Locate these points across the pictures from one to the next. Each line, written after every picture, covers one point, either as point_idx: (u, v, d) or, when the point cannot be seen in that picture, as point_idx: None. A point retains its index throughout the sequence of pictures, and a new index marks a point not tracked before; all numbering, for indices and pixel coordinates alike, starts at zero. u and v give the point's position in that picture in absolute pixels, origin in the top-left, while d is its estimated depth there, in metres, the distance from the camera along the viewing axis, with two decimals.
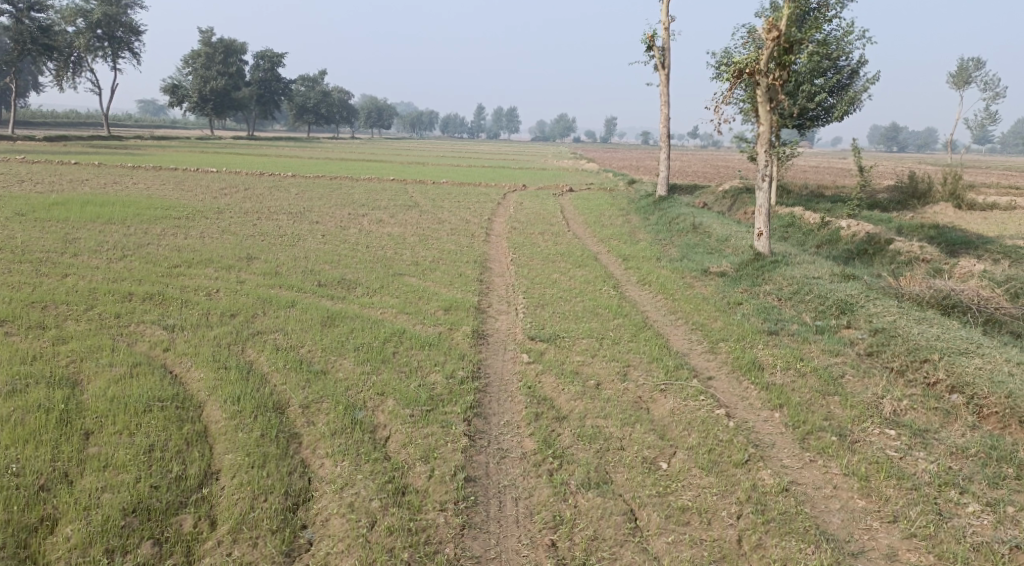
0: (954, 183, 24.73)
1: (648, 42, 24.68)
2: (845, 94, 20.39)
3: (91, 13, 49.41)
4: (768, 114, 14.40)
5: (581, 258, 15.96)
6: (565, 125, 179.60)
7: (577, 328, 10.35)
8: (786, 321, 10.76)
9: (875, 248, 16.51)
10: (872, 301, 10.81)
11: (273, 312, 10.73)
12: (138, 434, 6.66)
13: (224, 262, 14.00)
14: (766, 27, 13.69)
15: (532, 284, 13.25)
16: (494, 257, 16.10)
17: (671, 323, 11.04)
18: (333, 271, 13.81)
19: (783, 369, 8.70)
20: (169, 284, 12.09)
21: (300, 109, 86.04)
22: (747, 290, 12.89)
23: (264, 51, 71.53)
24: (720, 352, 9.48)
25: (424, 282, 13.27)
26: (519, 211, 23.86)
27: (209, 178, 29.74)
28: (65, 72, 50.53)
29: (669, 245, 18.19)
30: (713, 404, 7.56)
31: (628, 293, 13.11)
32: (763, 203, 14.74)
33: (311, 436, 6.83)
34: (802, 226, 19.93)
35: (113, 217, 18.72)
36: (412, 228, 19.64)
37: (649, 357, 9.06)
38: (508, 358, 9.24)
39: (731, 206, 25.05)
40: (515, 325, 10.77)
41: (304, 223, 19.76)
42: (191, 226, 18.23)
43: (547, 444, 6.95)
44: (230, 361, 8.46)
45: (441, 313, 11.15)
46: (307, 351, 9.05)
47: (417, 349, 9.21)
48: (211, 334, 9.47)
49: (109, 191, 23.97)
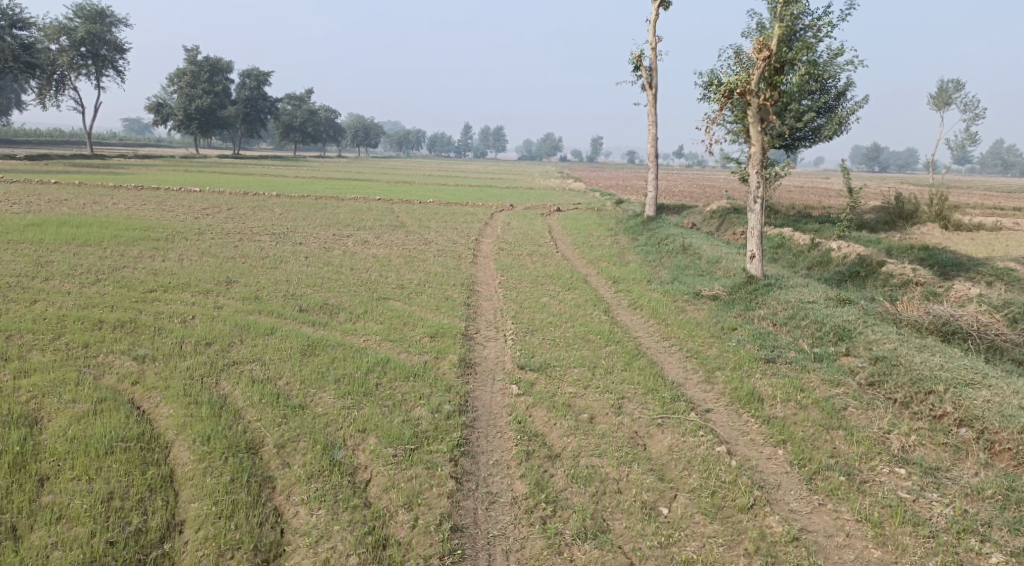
0: (941, 203, 24.66)
1: (636, 61, 24.53)
2: (833, 115, 20.30)
3: (75, 31, 48.92)
4: (760, 135, 14.17)
5: (570, 280, 15.61)
6: (551, 143, 180.26)
7: (568, 356, 9.96)
8: (783, 348, 10.42)
9: (868, 270, 16.28)
10: (871, 327, 10.49)
11: (251, 339, 10.26)
12: (98, 480, 6.26)
13: (202, 286, 13.51)
14: (757, 47, 13.47)
15: (520, 309, 12.87)
16: (481, 280, 15.72)
17: (665, 350, 10.68)
18: (315, 295, 13.36)
19: (784, 400, 8.35)
20: (143, 310, 11.60)
21: (286, 127, 85.67)
22: (741, 314, 12.56)
23: (250, 69, 71.20)
24: (717, 382, 9.12)
25: (408, 306, 12.85)
26: (506, 231, 23.52)
27: (192, 197, 29.22)
28: (47, 90, 49.92)
29: (659, 267, 17.88)
30: (714, 440, 7.20)
31: (619, 318, 12.75)
32: (755, 225, 14.46)
33: (286, 481, 6.43)
34: (792, 247, 19.71)
35: (89, 238, 18.20)
36: (398, 249, 19.23)
37: (644, 388, 8.68)
38: (497, 389, 8.82)
39: (720, 226, 24.83)
40: (504, 352, 10.36)
41: (287, 244, 19.32)
42: (170, 248, 17.74)
43: (540, 487, 6.57)
44: (203, 394, 8.01)
45: (426, 340, 10.72)
46: (285, 383, 8.58)
47: (401, 380, 8.77)
48: (183, 365, 9.01)
49: (87, 211, 23.42)
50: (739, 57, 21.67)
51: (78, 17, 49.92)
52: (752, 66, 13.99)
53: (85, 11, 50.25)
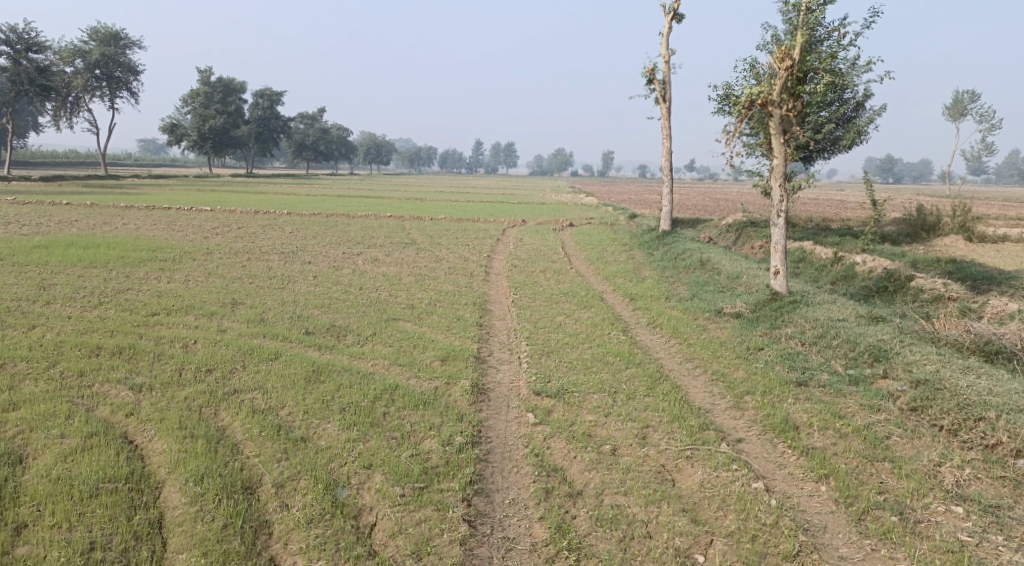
0: (964, 215, 24.02)
1: (649, 74, 24.09)
2: (851, 125, 19.78)
3: (89, 53, 49.21)
4: (782, 146, 13.55)
5: (586, 298, 15.07)
6: (562, 159, 180.21)
7: (587, 380, 9.40)
8: (815, 370, 9.86)
9: (896, 285, 15.65)
10: (909, 348, 9.91)
11: (253, 366, 9.78)
12: (79, 528, 5.81)
13: (206, 308, 13.07)
14: (779, 55, 12.93)
15: (535, 329, 12.34)
16: (494, 298, 15.20)
17: (688, 374, 10.10)
18: (322, 316, 12.90)
19: (821, 428, 7.79)
20: (143, 335, 11.15)
21: (299, 146, 85.94)
22: (767, 334, 11.98)
23: (263, 89, 71.45)
24: (747, 409, 8.54)
25: (419, 328, 12.35)
26: (519, 248, 23.04)
27: (202, 217, 28.96)
28: (62, 112, 50.16)
29: (677, 283, 17.31)
30: (749, 475, 6.65)
31: (639, 338, 12.18)
32: (778, 240, 13.89)
33: (284, 526, 5.96)
34: (814, 262, 19.10)
35: (96, 260, 17.85)
36: (409, 268, 18.78)
37: (669, 416, 8.11)
38: (512, 418, 8.26)
39: (737, 240, 24.24)
40: (519, 377, 9.80)
41: (296, 263, 18.91)
42: (177, 269, 17.36)
43: (562, 531, 6.02)
44: (200, 428, 7.52)
45: (438, 364, 10.19)
46: (287, 414, 8.06)
47: (410, 409, 8.25)
48: (181, 394, 8.52)
49: (95, 232, 23.17)
50: (755, 68, 21.18)
51: (92, 40, 50.30)
52: (773, 75, 13.46)
53: (100, 34, 50.66)
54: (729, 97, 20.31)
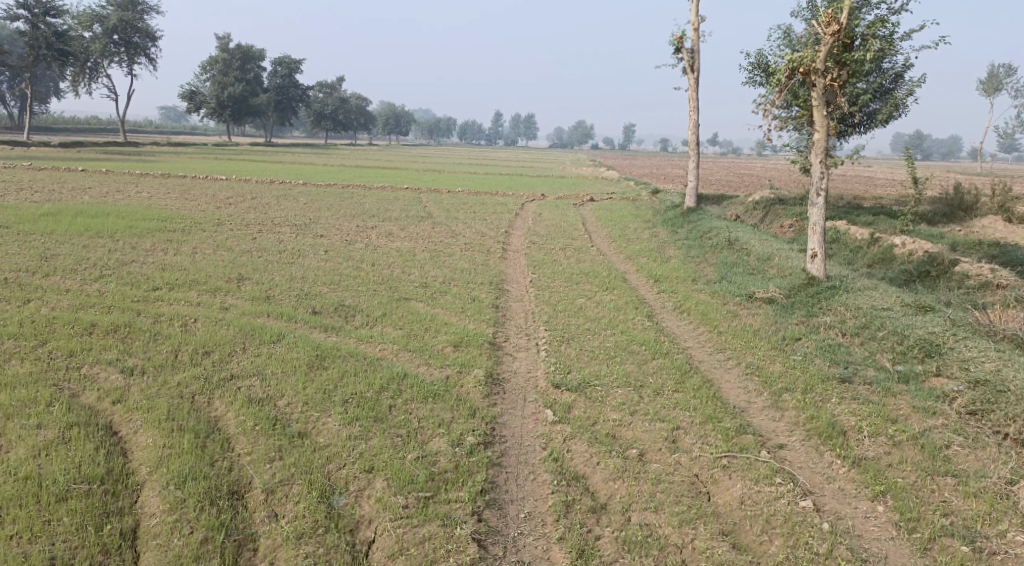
0: (1004, 195, 22.65)
1: (677, 43, 23.03)
2: (889, 97, 18.73)
3: (108, 18, 48.50)
4: (825, 119, 12.62)
5: (609, 279, 14.27)
6: (583, 131, 178.04)
7: (610, 372, 8.66)
8: (860, 366, 9.12)
9: (939, 270, 14.75)
10: (963, 343, 9.12)
11: (254, 349, 9.14)
12: (42, 540, 5.32)
13: (210, 284, 12.45)
14: (826, 19, 11.96)
15: (555, 312, 11.62)
16: (512, 277, 14.47)
17: (720, 366, 9.34)
18: (330, 294, 12.25)
19: (872, 434, 7.10)
20: (141, 312, 10.54)
21: (318, 115, 85.08)
22: (803, 323, 11.17)
23: (281, 57, 70.48)
24: (787, 411, 7.81)
25: (431, 309, 11.66)
26: (538, 223, 22.25)
27: (216, 186, 28.38)
28: (81, 77, 49.75)
29: (704, 264, 16.45)
30: (796, 491, 6.02)
31: (665, 324, 11.41)
32: (817, 220, 13.04)
33: (271, 541, 5.45)
34: (848, 243, 18.19)
35: (103, 229, 17.30)
36: (423, 243, 18.05)
37: (701, 417, 7.38)
38: (529, 414, 7.57)
39: (765, 218, 23.29)
40: (537, 366, 9.08)
41: (307, 236, 18.26)
42: (185, 240, 16.75)
43: (584, 557, 5.43)
44: (189, 419, 6.91)
45: (449, 350, 9.50)
46: (285, 404, 7.40)
47: (418, 402, 7.57)
48: (173, 379, 7.89)
49: (107, 200, 22.63)
50: (791, 37, 20.09)
51: (111, 4, 49.60)
52: (818, 41, 12.50)
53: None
54: (763, 67, 19.23)
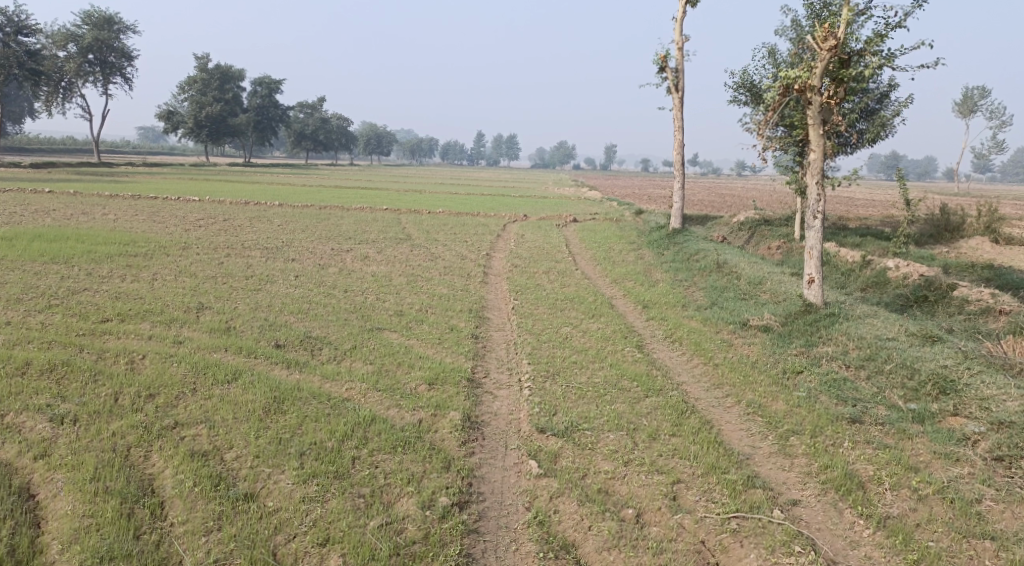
0: (990, 215, 22.16)
1: (661, 62, 22.53)
2: (875, 117, 18.25)
3: (83, 38, 47.47)
4: (821, 138, 12.01)
5: (595, 305, 13.50)
6: (564, 151, 178.59)
7: (600, 414, 7.82)
8: (870, 404, 8.43)
9: (937, 294, 14.13)
10: (980, 378, 8.44)
11: (205, 390, 8.20)
12: None
13: (167, 314, 11.52)
14: (823, 34, 11.40)
15: (539, 343, 10.82)
16: (493, 304, 13.69)
17: (719, 406, 8.55)
18: (297, 325, 11.36)
19: (893, 487, 6.38)
20: (84, 348, 9.60)
21: (298, 136, 84.16)
22: (803, 354, 10.44)
23: (261, 77, 69.66)
24: (797, 458, 7.05)
25: (405, 340, 10.81)
26: (520, 245, 21.54)
27: (189, 207, 27.40)
28: (55, 97, 48.59)
29: (693, 288, 15.73)
30: (819, 563, 5.53)
31: (656, 356, 10.62)
32: (814, 244, 12.36)
33: None
34: (839, 265, 17.58)
35: (60, 254, 16.32)
36: (400, 267, 17.22)
37: (703, 467, 6.62)
38: (510, 466, 6.75)
39: (750, 239, 22.69)
40: (519, 407, 8.24)
41: (278, 261, 17.36)
42: (146, 266, 15.81)
43: None
44: (117, 480, 6.08)
45: (423, 390, 8.62)
46: (233, 458, 6.53)
47: (386, 454, 6.72)
48: (108, 427, 6.96)
49: (70, 223, 21.60)
50: (777, 55, 19.64)
51: (86, 23, 48.52)
52: (813, 58, 11.94)
53: (93, 18, 48.92)
54: (749, 87, 18.69)
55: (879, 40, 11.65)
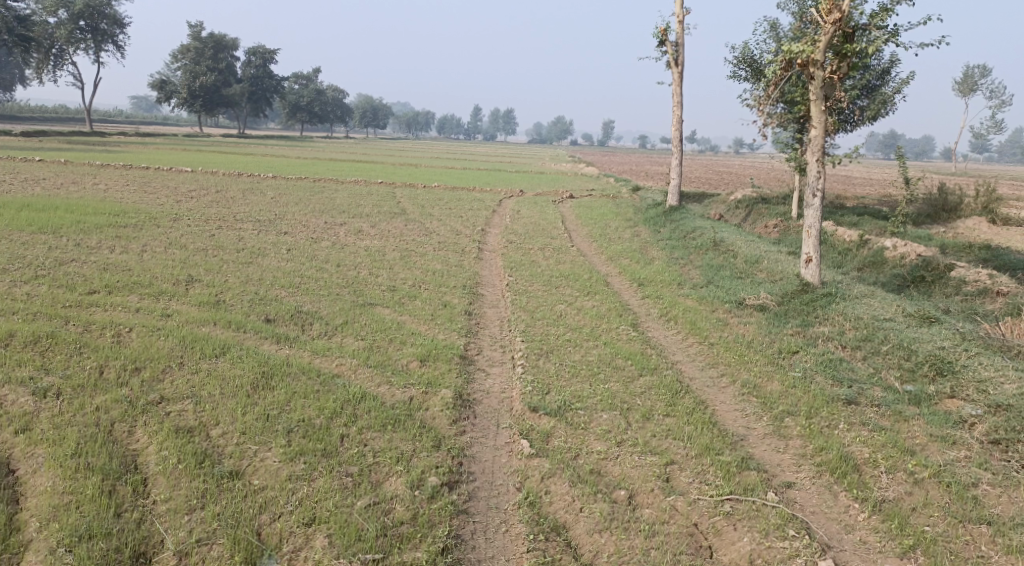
0: (988, 196, 21.98)
1: (660, 36, 22.18)
2: (876, 94, 18.02)
3: (73, 4, 46.59)
4: (822, 114, 11.84)
5: (590, 282, 13.35)
6: (561, 126, 177.47)
7: (593, 393, 7.71)
8: (866, 386, 8.34)
9: (934, 275, 14.01)
10: (977, 361, 8.36)
11: (192, 365, 8.05)
12: None
13: (156, 286, 11.34)
14: (827, 7, 11.16)
15: (533, 320, 10.68)
16: (487, 280, 13.55)
17: (713, 385, 8.45)
18: (288, 299, 11.19)
19: (889, 470, 6.30)
20: (70, 320, 9.43)
21: (293, 107, 83.30)
22: (799, 333, 10.33)
23: (255, 47, 68.66)
24: (792, 440, 6.97)
25: (397, 316, 10.66)
26: (515, 221, 21.34)
27: (181, 178, 27.06)
28: (45, 65, 47.84)
29: (689, 266, 15.60)
30: (814, 548, 5.45)
31: (651, 334, 10.51)
32: (813, 223, 12.22)
33: None
34: (836, 245, 17.44)
35: (48, 224, 16.06)
36: (394, 242, 17.03)
37: (697, 448, 6.53)
38: (502, 445, 6.65)
39: (747, 217, 22.53)
40: (512, 385, 8.12)
41: (270, 234, 17.15)
42: (136, 237, 15.59)
43: None
44: (100, 455, 5.98)
45: (415, 367, 8.50)
46: (219, 435, 6.41)
47: (375, 431, 6.60)
48: (92, 402, 6.82)
49: (59, 193, 21.29)
50: (778, 30, 19.34)
51: None
52: (816, 32, 11.70)
53: None
54: (750, 62, 18.42)
55: (884, 14, 11.40)
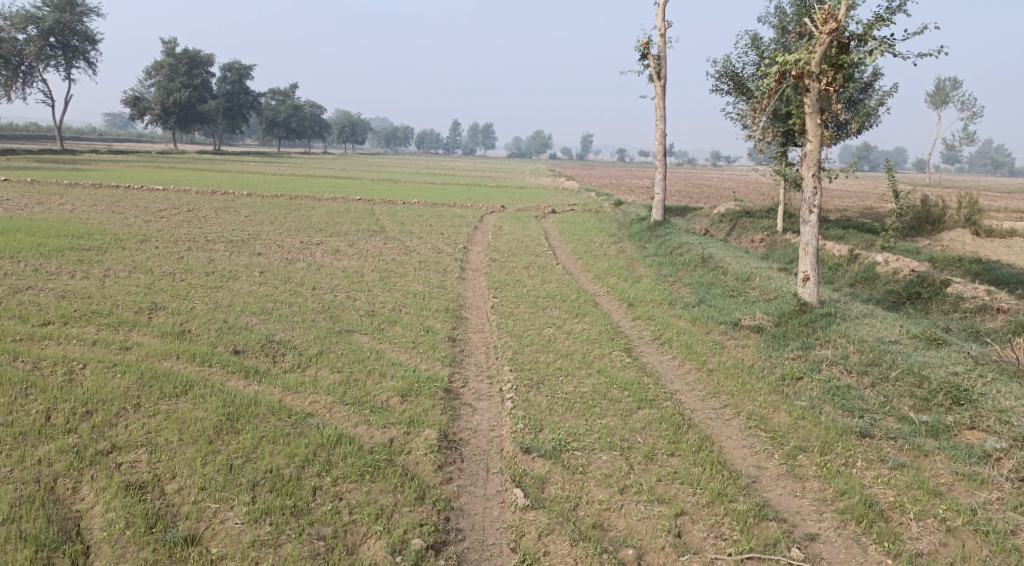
0: (972, 207, 21.76)
1: (642, 49, 21.80)
2: (860, 107, 17.71)
3: (43, 20, 45.52)
4: (818, 128, 11.40)
5: (578, 303, 12.77)
6: (540, 141, 177.72)
7: (589, 430, 7.09)
8: (880, 416, 7.82)
9: (931, 291, 13.58)
10: (996, 388, 7.83)
11: (150, 406, 7.31)
12: None
13: (116, 315, 10.58)
14: (823, 17, 10.72)
15: (520, 347, 10.06)
16: (471, 302, 12.91)
17: (717, 418, 7.87)
18: (259, 327, 10.47)
19: (918, 516, 5.94)
20: (19, 355, 8.67)
21: (270, 123, 82.39)
22: (801, 357, 9.79)
23: (231, 62, 67.64)
24: (809, 481, 6.46)
25: (376, 344, 9.99)
26: (498, 238, 20.76)
27: (152, 197, 26.21)
28: (14, 82, 46.66)
29: (678, 284, 15.07)
30: None
31: (645, 360, 9.92)
32: (809, 241, 11.77)
33: None
34: (826, 259, 17.01)
35: (6, 248, 15.23)
36: (372, 262, 16.36)
37: (708, 494, 6.09)
38: (493, 495, 6.11)
39: (733, 231, 22.10)
40: (501, 423, 7.47)
41: (243, 255, 16.43)
42: (100, 261, 14.79)
43: None
44: (36, 520, 5.44)
45: (395, 404, 7.81)
46: (174, 490, 5.79)
47: (352, 482, 5.98)
48: (33, 453, 6.08)
49: (22, 214, 20.38)
50: (759, 43, 19.01)
51: (46, 5, 46.54)
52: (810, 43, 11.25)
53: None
54: (733, 76, 18.00)
55: (879, 24, 11.00)
